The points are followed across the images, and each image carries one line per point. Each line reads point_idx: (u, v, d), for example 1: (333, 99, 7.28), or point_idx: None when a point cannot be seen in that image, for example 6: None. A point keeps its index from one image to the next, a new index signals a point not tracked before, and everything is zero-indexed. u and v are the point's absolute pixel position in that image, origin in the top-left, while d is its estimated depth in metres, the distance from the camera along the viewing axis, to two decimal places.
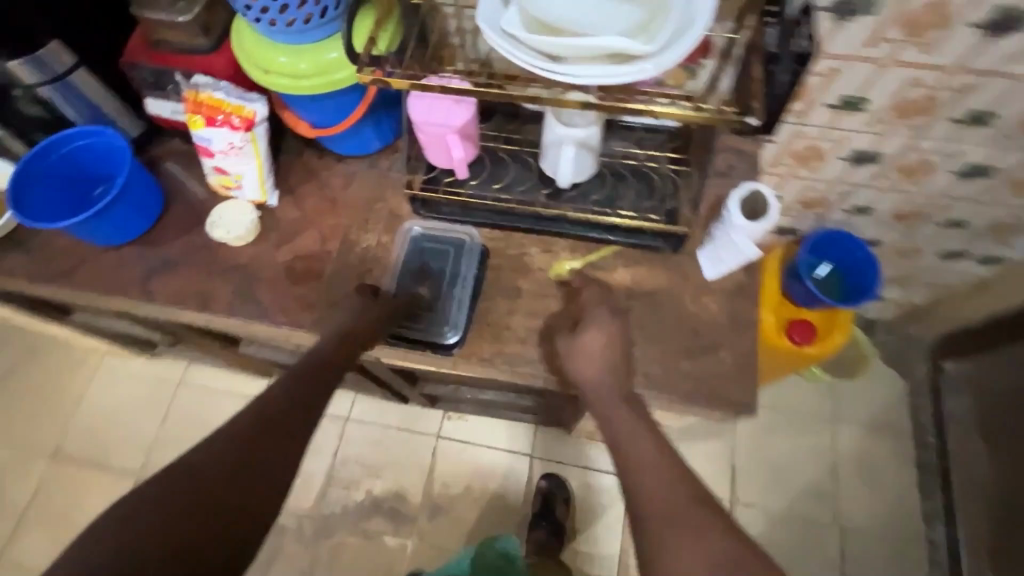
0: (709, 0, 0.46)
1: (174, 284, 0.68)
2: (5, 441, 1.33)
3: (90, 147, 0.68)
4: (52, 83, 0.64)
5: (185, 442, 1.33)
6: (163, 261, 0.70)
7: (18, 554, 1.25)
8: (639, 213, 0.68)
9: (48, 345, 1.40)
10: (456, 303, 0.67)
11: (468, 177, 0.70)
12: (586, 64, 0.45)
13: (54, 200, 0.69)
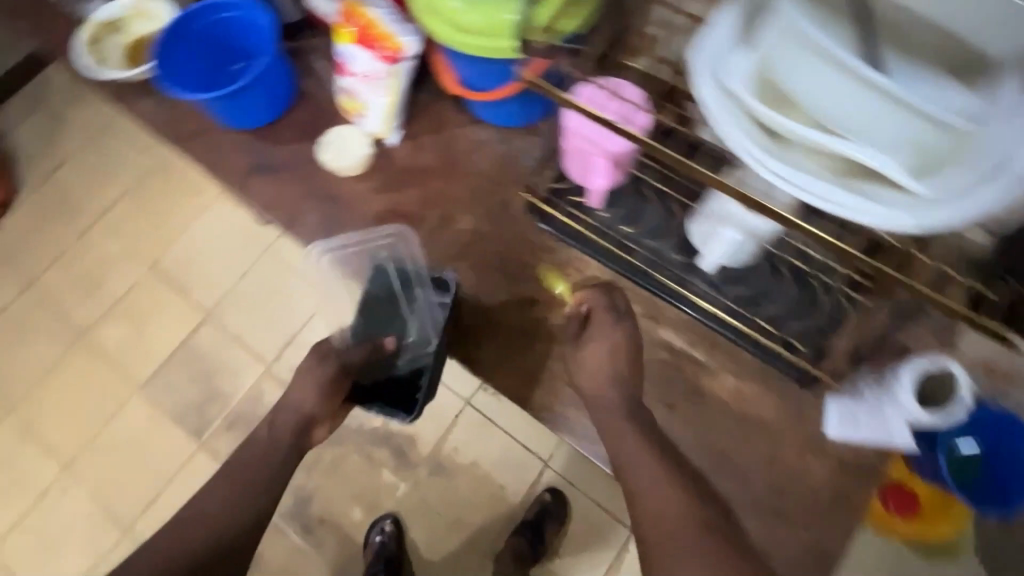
0: (994, 150, 0.50)
1: (279, 183, 0.83)
2: (124, 235, 1.50)
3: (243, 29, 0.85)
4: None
5: (253, 301, 1.43)
6: (277, 156, 0.85)
7: (102, 334, 1.43)
8: (769, 318, 0.80)
9: (179, 167, 1.53)
10: (416, 353, 0.78)
11: (598, 209, 0.83)
12: (804, 157, 0.55)
13: (193, 59, 0.85)
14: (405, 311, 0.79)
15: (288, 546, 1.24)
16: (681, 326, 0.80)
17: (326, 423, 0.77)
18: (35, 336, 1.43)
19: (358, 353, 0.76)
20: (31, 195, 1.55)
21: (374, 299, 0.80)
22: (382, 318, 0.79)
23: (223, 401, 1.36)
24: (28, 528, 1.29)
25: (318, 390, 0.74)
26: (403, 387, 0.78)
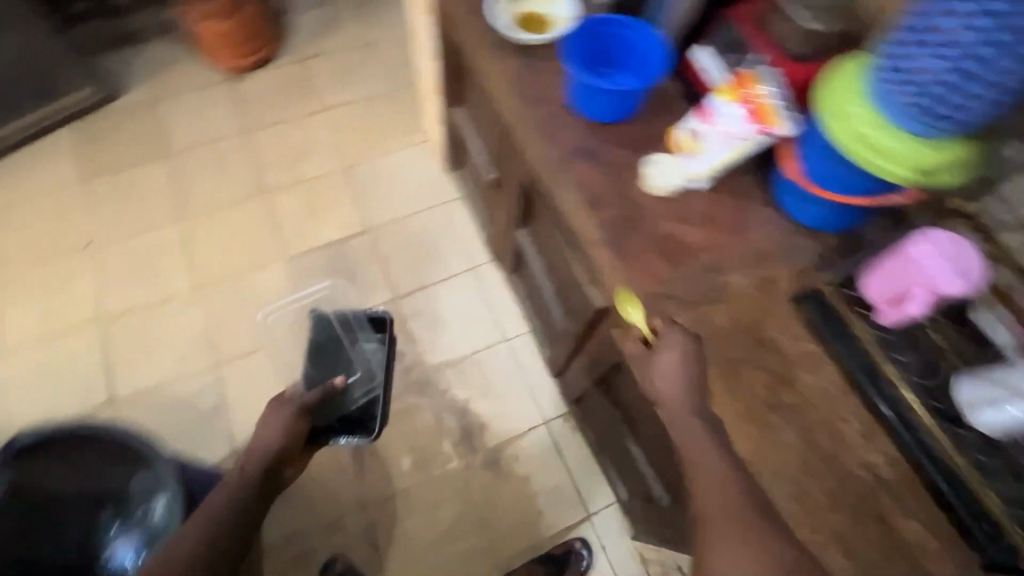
0: None
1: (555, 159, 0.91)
2: (335, 134, 1.68)
3: (625, 41, 0.79)
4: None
5: (409, 239, 1.55)
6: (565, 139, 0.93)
7: (277, 199, 1.58)
8: (1003, 506, 0.57)
9: (409, 106, 1.73)
10: (367, 389, 1.17)
11: (882, 326, 0.65)
12: None
13: None
14: (351, 349, 1.22)
15: (334, 457, 1.28)
16: (915, 490, 0.60)
17: (292, 464, 0.94)
18: (228, 173, 1.60)
19: (314, 396, 1.00)
20: (285, 65, 1.77)
21: (326, 340, 1.21)
22: (343, 359, 1.19)
23: None
24: (142, 318, 1.41)
25: (282, 427, 0.91)
26: (360, 420, 1.16)
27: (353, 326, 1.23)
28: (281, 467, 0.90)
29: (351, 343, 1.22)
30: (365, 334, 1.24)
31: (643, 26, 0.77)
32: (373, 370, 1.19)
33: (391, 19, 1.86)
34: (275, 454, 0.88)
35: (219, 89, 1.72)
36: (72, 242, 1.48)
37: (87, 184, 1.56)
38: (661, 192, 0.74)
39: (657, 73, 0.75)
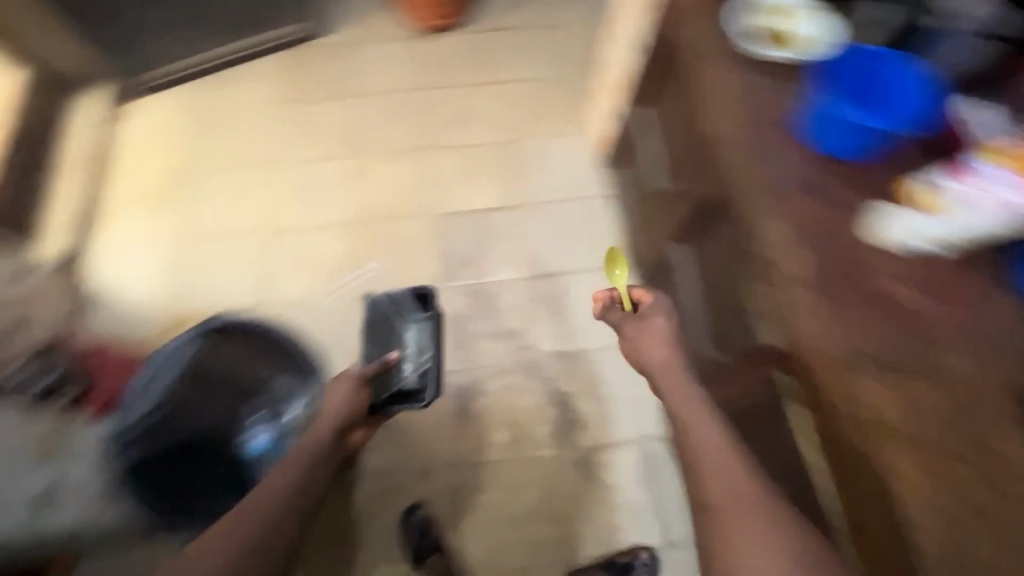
0: None
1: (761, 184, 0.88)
2: (502, 106, 1.72)
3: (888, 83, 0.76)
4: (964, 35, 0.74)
5: (550, 225, 1.57)
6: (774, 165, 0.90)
7: (436, 157, 1.65)
8: None
9: (577, 93, 1.73)
10: (419, 362, 1.14)
11: None
12: None
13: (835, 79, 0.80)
14: (404, 324, 1.20)
15: (439, 410, 1.35)
16: None
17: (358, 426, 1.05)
18: (397, 123, 1.69)
19: (371, 371, 1.05)
20: (469, 30, 1.82)
21: (377, 319, 1.22)
22: (393, 341, 1.19)
23: (477, 272, 1.52)
24: (302, 237, 1.54)
25: (349, 394, 1.00)
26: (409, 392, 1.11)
27: (403, 306, 1.20)
28: (347, 431, 0.99)
29: (403, 324, 1.20)
30: (411, 310, 1.20)
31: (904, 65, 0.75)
32: (424, 346, 1.16)
33: (580, 5, 1.87)
34: (341, 419, 0.97)
35: (407, 42, 1.80)
36: (257, 155, 1.63)
37: (279, 106, 1.70)
38: (885, 244, 0.72)
39: (907, 126, 0.73)
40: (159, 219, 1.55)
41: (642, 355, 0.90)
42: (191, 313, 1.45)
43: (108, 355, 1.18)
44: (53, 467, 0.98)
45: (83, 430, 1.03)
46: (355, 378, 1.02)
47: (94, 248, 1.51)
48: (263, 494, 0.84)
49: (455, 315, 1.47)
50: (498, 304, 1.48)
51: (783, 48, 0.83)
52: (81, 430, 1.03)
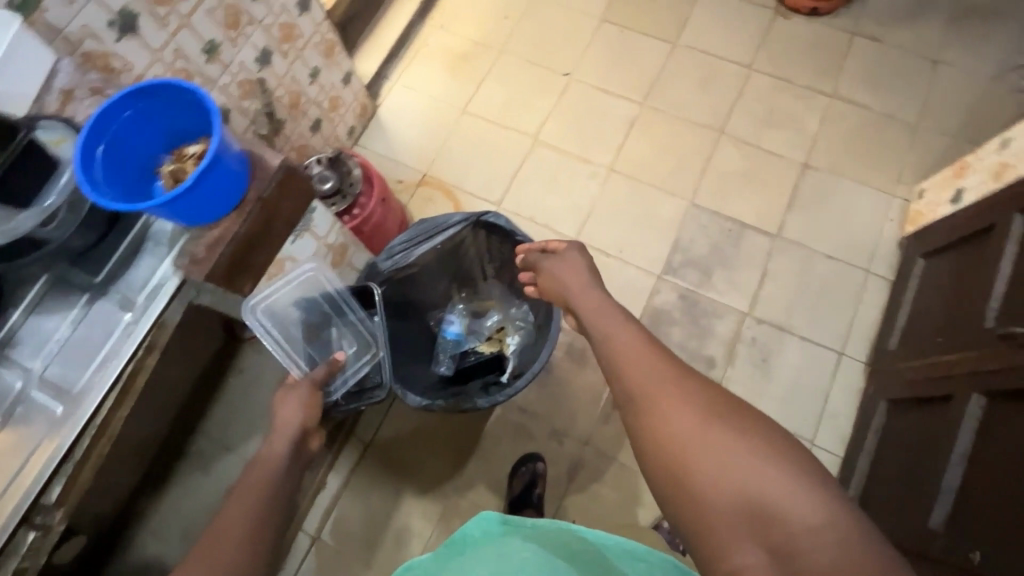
0: None
1: None
2: (822, 126, 1.49)
3: None
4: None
5: (804, 277, 1.38)
6: None
7: (722, 144, 1.49)
8: None
9: (918, 152, 1.44)
10: (363, 361, 1.02)
11: None
12: None
13: None
14: (341, 323, 1.04)
15: (596, 388, 1.32)
16: None
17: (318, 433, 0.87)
18: (702, 91, 1.54)
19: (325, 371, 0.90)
20: (835, 28, 1.56)
21: (314, 318, 1.01)
22: (327, 344, 1.01)
23: (703, 281, 1.39)
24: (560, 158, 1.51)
25: (304, 400, 0.86)
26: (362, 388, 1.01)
27: (339, 304, 1.02)
28: (306, 438, 0.84)
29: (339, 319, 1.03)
30: (350, 304, 1.03)
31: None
32: (370, 342, 1.04)
33: (984, 53, 1.50)
34: (302, 422, 0.83)
35: (755, 12, 1.60)
36: (557, 60, 1.60)
37: (599, 22, 1.63)
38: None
39: None
40: (450, 80, 1.61)
41: (559, 283, 0.90)
42: (439, 177, 1.53)
43: (373, 178, 1.24)
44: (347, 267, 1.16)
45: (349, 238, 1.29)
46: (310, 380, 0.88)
47: (392, 78, 1.62)
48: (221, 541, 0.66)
49: (658, 310, 1.38)
50: (706, 324, 1.36)
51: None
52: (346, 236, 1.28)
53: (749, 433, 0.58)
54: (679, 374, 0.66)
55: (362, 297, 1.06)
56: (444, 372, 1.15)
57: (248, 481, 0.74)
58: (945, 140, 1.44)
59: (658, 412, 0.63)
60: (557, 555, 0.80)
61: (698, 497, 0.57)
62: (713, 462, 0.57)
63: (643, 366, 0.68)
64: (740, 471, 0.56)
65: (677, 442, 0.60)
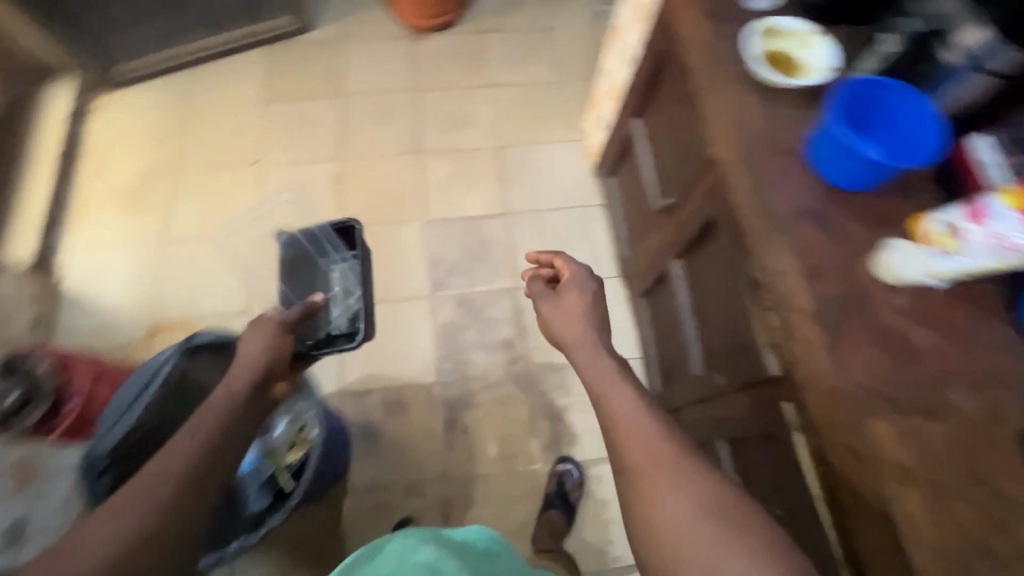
0: None
1: (769, 201, 0.75)
2: (496, 111, 1.70)
3: (892, 109, 0.71)
4: (991, 37, 0.63)
5: (542, 235, 1.55)
6: (768, 175, 0.76)
7: (425, 160, 1.61)
8: None
9: (572, 101, 1.72)
10: None
11: None
12: None
13: (866, 116, 0.72)
14: None
15: (428, 423, 1.32)
16: None
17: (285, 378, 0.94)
18: (388, 124, 1.65)
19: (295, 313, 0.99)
20: (464, 34, 1.80)
21: None
22: (320, 278, 1.30)
23: (468, 281, 1.48)
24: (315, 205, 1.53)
25: (267, 342, 0.88)
26: None
27: None
28: (272, 379, 0.87)
29: (325, 255, 1.33)
30: None
31: (926, 100, 0.69)
32: (350, 286, 1.29)
33: (576, 12, 1.85)
34: (263, 367, 0.84)
35: (395, 43, 1.77)
36: (242, 154, 1.58)
37: (262, 104, 1.65)
38: (904, 267, 0.68)
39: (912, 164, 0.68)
40: (135, 221, 1.48)
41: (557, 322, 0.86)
42: (172, 318, 1.39)
43: (75, 362, 1.08)
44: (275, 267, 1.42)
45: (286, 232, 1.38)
46: (278, 322, 0.93)
47: (67, 248, 1.44)
48: (168, 465, 0.66)
49: (444, 325, 1.43)
50: (488, 315, 1.44)
51: (795, 78, 0.80)
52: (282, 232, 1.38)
53: (737, 535, 0.56)
54: (674, 456, 0.64)
55: (347, 237, 1.33)
56: (259, 507, 1.06)
57: (191, 424, 0.72)
58: (585, 83, 1.75)
59: (648, 499, 0.62)
60: (471, 549, 0.82)
61: None
62: (691, 556, 0.56)
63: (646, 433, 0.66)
64: None
65: (645, 498, 0.62)
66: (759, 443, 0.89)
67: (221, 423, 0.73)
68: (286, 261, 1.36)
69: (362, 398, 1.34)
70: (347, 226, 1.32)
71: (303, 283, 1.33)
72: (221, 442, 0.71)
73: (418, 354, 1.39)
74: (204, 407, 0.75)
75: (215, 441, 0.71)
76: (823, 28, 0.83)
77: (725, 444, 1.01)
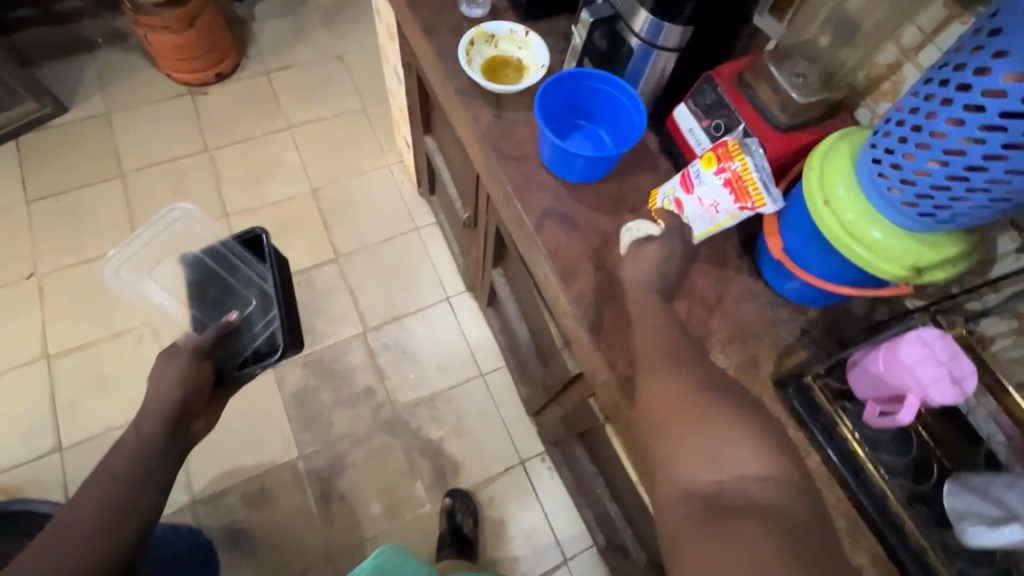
0: None
1: (518, 212, 0.74)
2: (303, 150, 1.60)
3: (600, 93, 0.73)
4: (654, 17, 0.64)
5: (380, 268, 1.48)
6: (513, 183, 0.74)
7: (238, 221, 1.49)
8: None
9: (379, 123, 1.66)
10: (266, 319, 1.00)
11: (872, 425, 0.59)
12: None
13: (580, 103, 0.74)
14: (237, 279, 1.03)
15: (300, 503, 1.23)
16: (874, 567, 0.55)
17: (201, 415, 0.76)
18: (187, 193, 1.51)
19: (209, 338, 0.84)
20: (248, 78, 1.67)
21: (201, 278, 1.04)
22: (235, 294, 1.02)
23: (311, 339, 1.38)
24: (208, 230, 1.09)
25: (180, 376, 0.74)
26: (259, 355, 0.95)
27: (229, 259, 1.02)
28: (188, 421, 0.73)
29: (235, 273, 1.03)
30: (251, 249, 1.02)
31: (625, 84, 0.70)
32: (269, 295, 1.02)
33: (362, 32, 1.79)
34: (180, 406, 0.72)
35: (175, 103, 1.61)
36: (16, 267, 1.37)
37: (29, 205, 1.44)
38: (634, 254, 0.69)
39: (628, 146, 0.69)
40: None
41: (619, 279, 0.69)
42: None
43: None
44: (175, 290, 1.05)
45: (186, 252, 1.05)
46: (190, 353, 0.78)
47: None
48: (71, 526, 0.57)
49: (295, 393, 1.33)
50: (341, 368, 1.36)
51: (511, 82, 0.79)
52: (185, 253, 1.06)
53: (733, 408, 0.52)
54: (689, 347, 0.59)
55: (256, 247, 1.02)
56: None
57: (96, 477, 0.62)
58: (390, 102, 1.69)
59: (652, 374, 0.57)
60: None
61: (655, 456, 0.52)
62: (684, 420, 0.52)
63: (659, 333, 0.61)
64: (733, 455, 0.48)
65: (651, 372, 0.58)
66: (596, 436, 0.89)
67: (130, 471, 0.62)
68: (193, 285, 1.04)
69: (221, 500, 1.21)
70: (251, 236, 1.00)
71: (217, 301, 1.03)
72: (126, 497, 0.60)
73: (273, 432, 1.28)
74: (112, 451, 0.65)
75: (121, 496, 0.60)
76: (531, 26, 0.83)
77: (580, 437, 1.01)
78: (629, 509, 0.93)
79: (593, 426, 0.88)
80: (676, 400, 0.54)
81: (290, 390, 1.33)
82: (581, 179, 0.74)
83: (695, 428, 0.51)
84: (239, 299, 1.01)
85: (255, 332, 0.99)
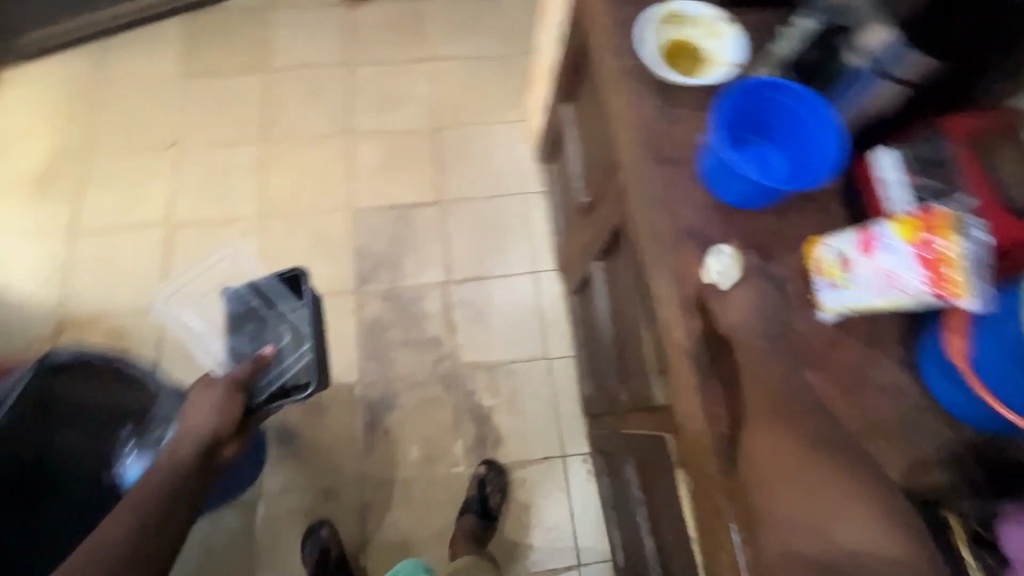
0: None
1: (657, 217, 0.67)
2: (435, 89, 1.58)
3: (789, 113, 0.63)
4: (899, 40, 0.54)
5: (478, 224, 1.46)
6: (659, 185, 0.67)
7: (358, 144, 1.51)
8: None
9: (516, 77, 1.60)
10: (297, 352, 0.98)
11: None
12: None
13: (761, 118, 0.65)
14: (275, 313, 1.03)
15: (348, 426, 1.28)
16: None
17: (230, 443, 0.86)
18: (319, 103, 1.54)
19: (246, 370, 0.89)
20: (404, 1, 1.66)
21: (241, 312, 1.05)
22: (271, 329, 1.02)
23: (396, 275, 1.40)
24: None
25: None
26: (288, 390, 0.94)
27: (268, 296, 1.03)
28: (216, 448, 0.83)
29: (273, 308, 1.03)
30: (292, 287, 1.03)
31: (826, 109, 0.60)
32: (303, 331, 1.01)
33: None
34: (211, 433, 0.81)
35: (329, 12, 1.63)
36: (161, 134, 1.48)
37: (183, 80, 1.53)
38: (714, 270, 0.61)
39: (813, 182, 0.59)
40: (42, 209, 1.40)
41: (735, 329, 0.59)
42: (82, 313, 1.32)
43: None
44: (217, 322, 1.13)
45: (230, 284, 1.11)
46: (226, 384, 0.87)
47: None
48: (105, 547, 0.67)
49: (370, 322, 1.36)
50: (416, 311, 1.38)
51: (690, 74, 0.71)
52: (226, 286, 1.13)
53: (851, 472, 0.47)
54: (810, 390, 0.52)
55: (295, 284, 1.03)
56: None
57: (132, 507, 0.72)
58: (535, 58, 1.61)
59: (760, 415, 0.51)
60: None
61: (758, 504, 0.49)
62: (792, 478, 0.47)
63: (781, 382, 0.52)
64: (845, 529, 0.45)
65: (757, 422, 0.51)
66: (660, 465, 0.84)
67: (154, 499, 0.73)
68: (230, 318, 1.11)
69: None
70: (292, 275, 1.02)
71: (254, 334, 1.03)
72: (153, 522, 0.71)
73: (341, 352, 1.33)
74: (145, 479, 0.75)
75: (145, 525, 0.70)
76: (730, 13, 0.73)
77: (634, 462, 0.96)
78: (668, 550, 0.87)
79: (659, 456, 0.82)
80: (783, 462, 0.48)
81: (366, 317, 1.36)
82: (739, 203, 0.65)
83: (809, 494, 0.46)
84: (274, 334, 1.01)
85: (287, 363, 0.97)
